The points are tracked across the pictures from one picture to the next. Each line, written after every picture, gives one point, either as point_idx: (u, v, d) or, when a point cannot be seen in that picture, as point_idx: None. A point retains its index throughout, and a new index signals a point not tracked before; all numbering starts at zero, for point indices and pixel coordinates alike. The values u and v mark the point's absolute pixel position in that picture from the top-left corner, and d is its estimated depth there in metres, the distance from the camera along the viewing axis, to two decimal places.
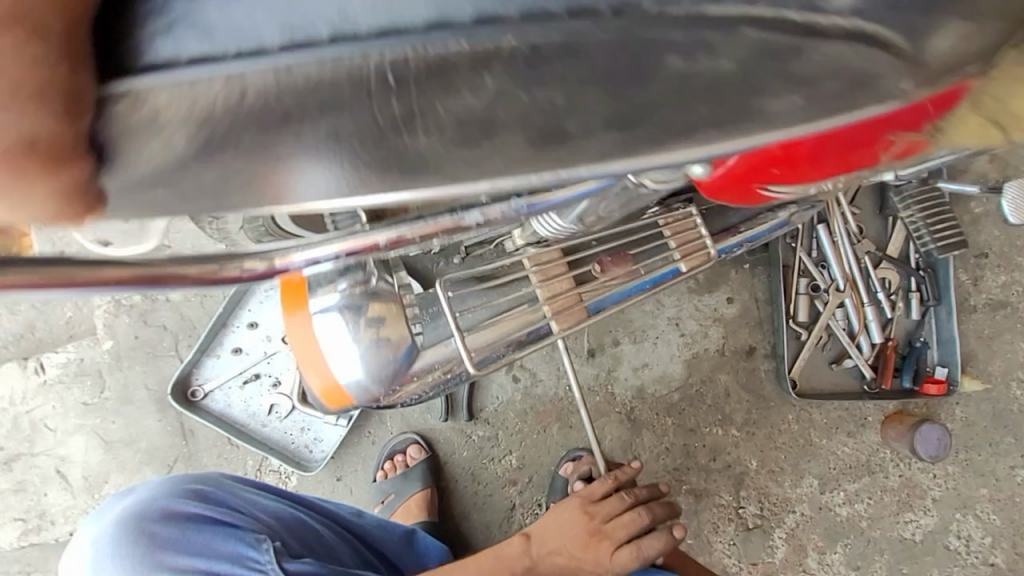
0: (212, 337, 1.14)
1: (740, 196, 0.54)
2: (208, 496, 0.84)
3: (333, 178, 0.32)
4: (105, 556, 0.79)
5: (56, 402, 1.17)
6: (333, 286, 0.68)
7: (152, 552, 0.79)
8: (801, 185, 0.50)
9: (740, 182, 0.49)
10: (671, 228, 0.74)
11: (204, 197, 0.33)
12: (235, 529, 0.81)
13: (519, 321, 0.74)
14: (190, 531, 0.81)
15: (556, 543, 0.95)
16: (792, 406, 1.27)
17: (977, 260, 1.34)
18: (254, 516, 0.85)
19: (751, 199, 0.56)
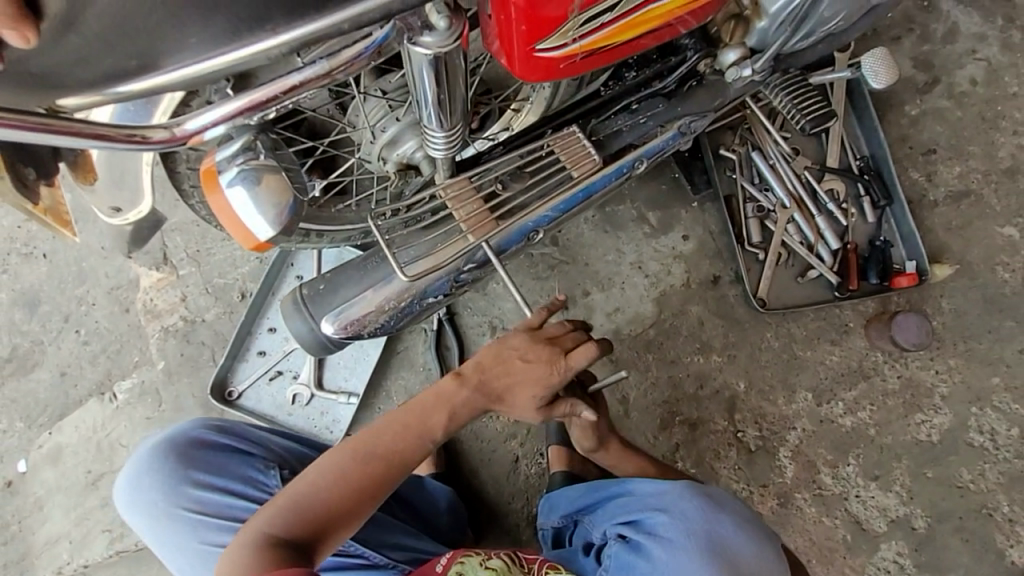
0: (240, 343, 1.35)
1: (539, 74, 0.62)
2: (228, 429, 1.02)
3: (227, 45, 0.56)
4: (148, 471, 0.98)
5: (126, 424, 1.40)
6: (231, 161, 0.72)
7: (187, 470, 0.98)
8: (563, 36, 0.59)
9: (509, 46, 0.59)
10: (561, 147, 0.91)
11: (152, 68, 0.57)
12: (249, 456, 1.00)
13: (447, 248, 0.89)
14: (216, 454, 0.99)
15: (502, 372, 0.92)
16: (769, 323, 1.31)
17: (925, 157, 1.39)
18: (265, 446, 1.03)
19: (556, 75, 0.63)
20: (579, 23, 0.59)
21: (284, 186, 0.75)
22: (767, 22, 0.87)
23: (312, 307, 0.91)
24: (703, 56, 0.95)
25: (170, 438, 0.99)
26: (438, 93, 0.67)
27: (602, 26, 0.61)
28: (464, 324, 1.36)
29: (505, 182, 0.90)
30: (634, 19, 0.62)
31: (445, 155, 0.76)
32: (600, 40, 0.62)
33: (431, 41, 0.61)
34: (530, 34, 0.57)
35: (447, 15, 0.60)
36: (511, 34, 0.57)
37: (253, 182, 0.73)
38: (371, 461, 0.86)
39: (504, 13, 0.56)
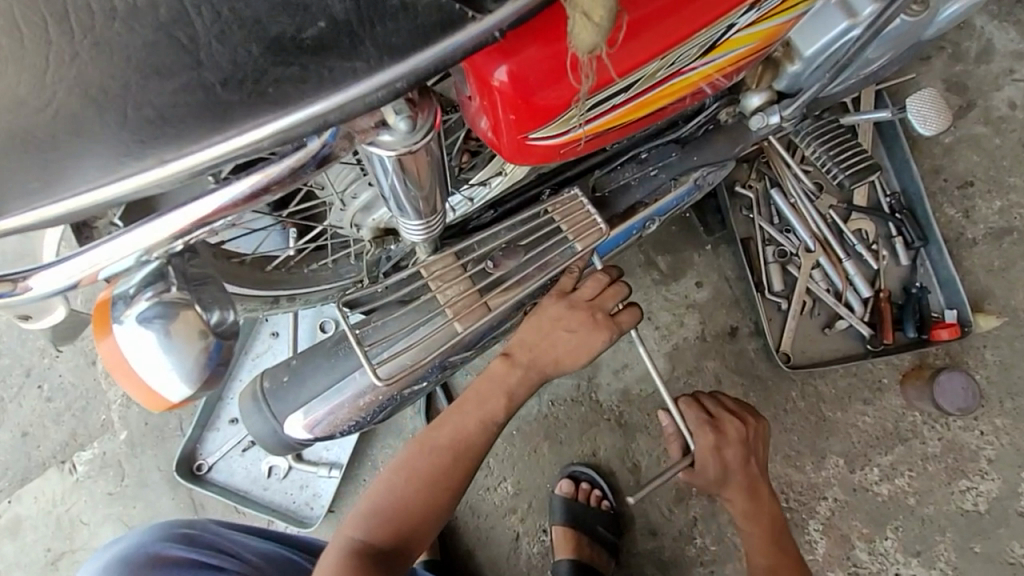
0: (209, 411, 1.22)
1: (536, 160, 0.53)
2: (197, 540, 0.88)
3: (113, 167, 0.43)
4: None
5: (88, 497, 1.27)
6: (138, 295, 0.50)
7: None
8: (565, 123, 0.50)
9: (498, 133, 0.49)
10: (560, 212, 0.79)
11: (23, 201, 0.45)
12: (219, 572, 0.85)
13: (428, 336, 0.76)
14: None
15: (547, 348, 0.80)
16: (794, 380, 1.20)
17: (961, 190, 1.26)
18: (240, 559, 0.88)
19: (555, 160, 0.54)
20: (585, 108, 0.50)
21: (206, 327, 0.52)
22: (801, 67, 0.74)
23: (274, 404, 0.79)
24: (724, 103, 0.82)
25: (124, 560, 0.83)
26: (403, 178, 0.52)
27: (613, 108, 0.52)
28: (458, 384, 1.23)
29: (495, 258, 0.78)
30: (649, 96, 0.54)
31: (422, 238, 0.65)
32: (609, 121, 0.54)
33: (388, 139, 0.48)
34: (522, 123, 0.48)
35: (409, 112, 0.47)
36: (500, 123, 0.48)
37: (164, 323, 0.50)
38: (438, 454, 0.80)
39: (491, 100, 0.46)
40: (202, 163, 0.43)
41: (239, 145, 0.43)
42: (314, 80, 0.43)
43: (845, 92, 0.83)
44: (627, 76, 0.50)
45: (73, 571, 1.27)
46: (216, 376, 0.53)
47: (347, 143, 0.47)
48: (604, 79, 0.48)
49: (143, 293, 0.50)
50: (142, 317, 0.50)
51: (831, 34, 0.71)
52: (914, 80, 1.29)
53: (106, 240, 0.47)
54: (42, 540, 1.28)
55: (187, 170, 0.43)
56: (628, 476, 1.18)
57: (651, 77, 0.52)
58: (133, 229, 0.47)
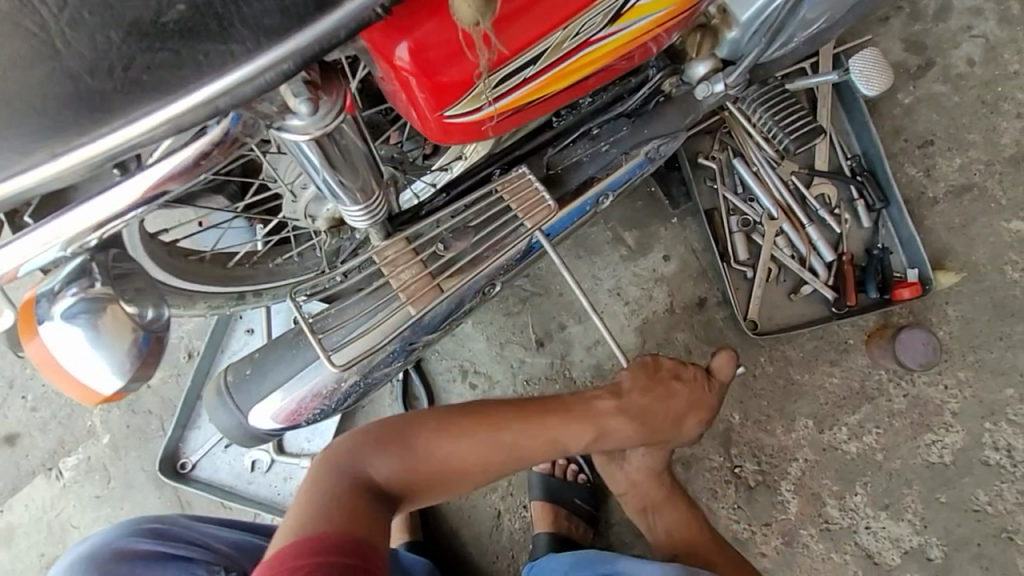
0: (189, 410, 1.24)
1: (457, 138, 0.53)
2: (164, 533, 0.89)
3: (7, 163, 0.44)
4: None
5: (75, 502, 1.29)
6: (62, 291, 0.51)
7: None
8: (476, 99, 0.51)
9: (414, 112, 0.51)
10: (508, 191, 0.79)
11: None
12: (189, 563, 0.86)
13: (384, 322, 0.77)
14: (146, 567, 0.84)
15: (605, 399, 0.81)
16: (762, 347, 1.22)
17: (921, 150, 1.27)
18: (209, 549, 0.89)
19: (476, 137, 0.55)
20: (495, 82, 0.51)
21: (133, 323, 0.53)
22: (738, 33, 0.75)
23: (237, 396, 0.80)
24: (667, 74, 0.83)
25: (92, 555, 0.83)
26: (333, 171, 0.56)
27: (525, 81, 0.53)
28: (434, 370, 1.25)
29: (447, 240, 0.78)
30: (561, 68, 0.55)
31: (367, 224, 0.65)
32: (525, 95, 0.55)
33: (297, 121, 0.49)
34: (430, 100, 0.49)
35: (309, 96, 0.48)
36: (410, 100, 0.49)
37: (90, 318, 0.51)
38: (495, 454, 0.82)
39: (401, 79, 0.48)
40: (101, 152, 0.44)
41: (130, 135, 0.43)
42: (213, 67, 0.43)
43: (787, 56, 0.83)
44: (534, 48, 0.51)
45: None
46: (148, 364, 0.54)
47: (250, 128, 0.48)
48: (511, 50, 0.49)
49: (67, 290, 0.51)
50: (66, 314, 0.50)
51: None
52: (871, 41, 1.29)
53: (16, 238, 0.48)
54: (35, 547, 1.30)
55: (85, 160, 0.44)
56: None
57: (557, 50, 0.53)
58: (43, 223, 0.48)
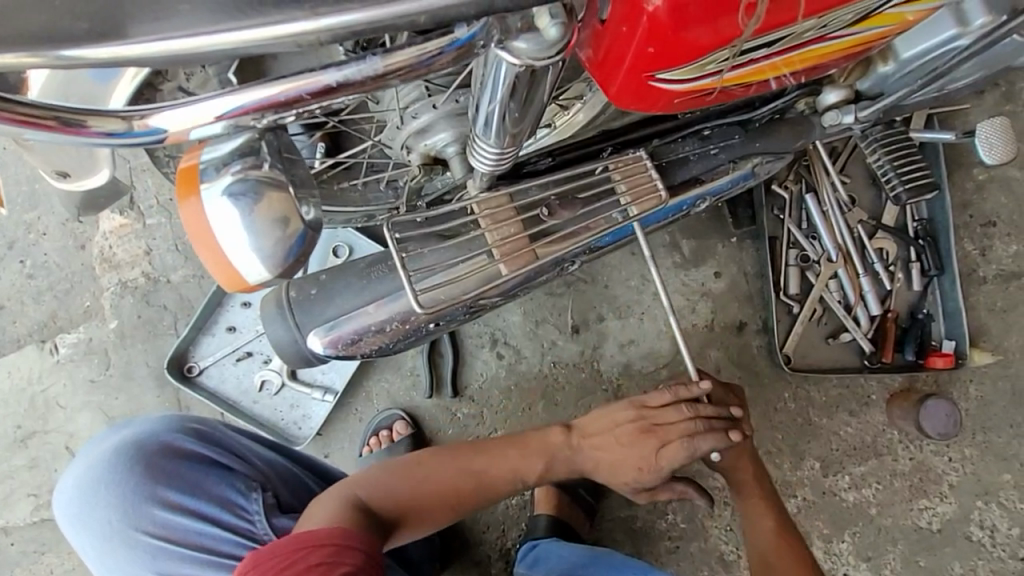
0: (208, 315, 1.19)
1: (646, 102, 0.52)
2: (210, 438, 0.87)
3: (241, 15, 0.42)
4: (106, 480, 0.81)
5: (66, 381, 1.24)
6: (226, 166, 0.50)
7: (154, 484, 0.82)
8: (700, 68, 0.49)
9: (620, 63, 0.48)
10: (621, 172, 0.77)
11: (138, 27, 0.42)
12: (229, 473, 0.84)
13: (467, 275, 0.75)
14: (190, 468, 0.83)
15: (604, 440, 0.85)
16: (789, 383, 1.23)
17: (984, 229, 1.29)
18: (249, 463, 0.87)
19: (669, 106, 0.53)
20: (733, 53, 0.48)
21: (294, 211, 0.52)
22: (893, 68, 0.74)
23: (298, 314, 0.77)
24: (804, 94, 0.81)
25: (138, 444, 0.83)
26: (506, 105, 0.52)
27: (752, 61, 0.51)
28: (464, 332, 1.23)
29: (551, 205, 0.76)
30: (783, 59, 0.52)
31: (490, 169, 0.63)
32: (738, 76, 0.52)
33: (525, 47, 0.45)
34: (660, 58, 0.46)
35: (562, 19, 0.44)
36: (633, 53, 0.46)
37: (251, 203, 0.50)
38: (463, 474, 0.85)
39: (636, 25, 0.44)
40: (338, 27, 0.41)
41: (376, 18, 0.41)
42: None
43: (921, 106, 0.83)
44: (774, 33, 0.48)
45: (41, 451, 1.24)
46: (295, 264, 0.54)
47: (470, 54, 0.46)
48: (762, 27, 0.46)
49: (231, 167, 0.50)
50: (229, 192, 0.50)
51: (935, 40, 0.70)
52: (965, 111, 1.29)
53: (215, 95, 0.46)
54: (12, 418, 1.25)
55: (316, 31, 0.42)
56: None
57: (798, 37, 0.50)
58: (245, 88, 0.46)
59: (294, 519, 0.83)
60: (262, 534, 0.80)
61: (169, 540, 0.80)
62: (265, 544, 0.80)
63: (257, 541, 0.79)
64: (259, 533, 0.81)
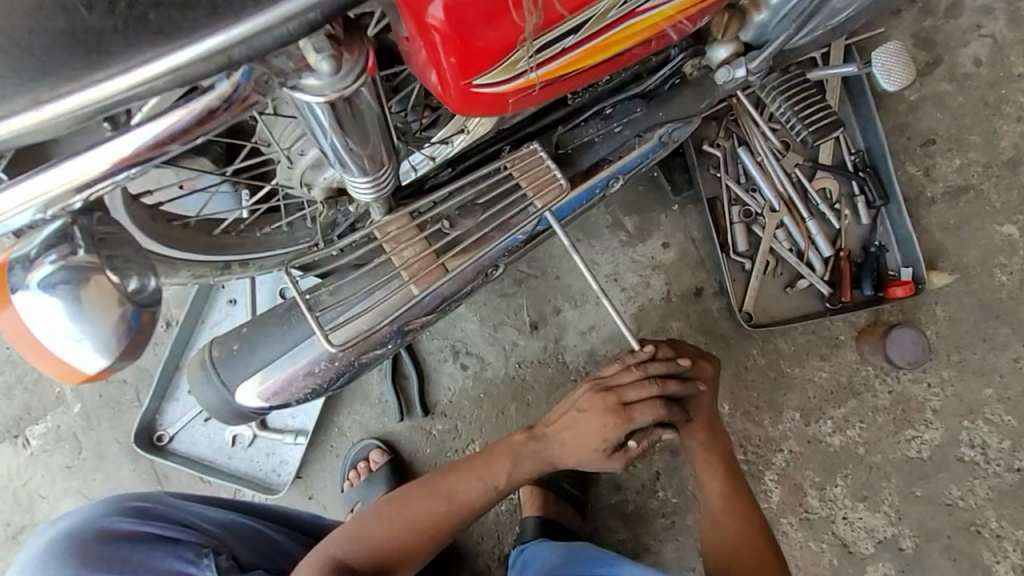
0: (168, 381, 1.20)
1: (484, 108, 0.53)
2: (150, 513, 0.87)
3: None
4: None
5: (43, 472, 1.24)
6: (38, 259, 0.50)
7: (92, 573, 0.79)
8: (512, 67, 0.51)
9: (435, 76, 0.50)
10: (519, 168, 0.76)
11: None
12: (176, 545, 0.84)
13: (382, 302, 0.74)
14: (134, 548, 0.83)
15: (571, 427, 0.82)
16: (755, 339, 1.22)
17: (923, 149, 1.27)
18: (199, 531, 0.87)
19: (505, 107, 0.55)
20: (534, 50, 0.51)
21: (120, 297, 0.52)
22: (767, 15, 0.73)
23: (225, 372, 0.76)
24: (689, 55, 0.80)
25: (76, 535, 0.82)
26: (344, 136, 0.54)
27: (564, 51, 0.54)
28: (424, 350, 1.23)
29: (452, 218, 0.76)
30: (598, 42, 0.55)
31: (372, 196, 0.64)
32: (558, 68, 0.54)
33: (316, 80, 0.47)
34: (466, 66, 0.49)
35: (331, 53, 0.46)
36: (441, 66, 0.49)
37: (72, 288, 0.49)
38: (434, 504, 0.88)
39: (430, 41, 0.47)
40: (82, 110, 0.42)
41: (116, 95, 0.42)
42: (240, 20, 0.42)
43: (812, 43, 0.81)
44: (571, 18, 0.51)
45: None
46: (136, 342, 0.52)
47: (263, 85, 0.47)
48: (552, 18, 0.50)
49: (45, 257, 0.50)
50: (46, 283, 0.49)
51: None
52: (883, 34, 1.27)
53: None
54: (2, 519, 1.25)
55: (75, 110, 0.42)
56: None
57: (601, 18, 0.53)
58: (30, 179, 0.48)
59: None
60: None
61: None
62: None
63: None
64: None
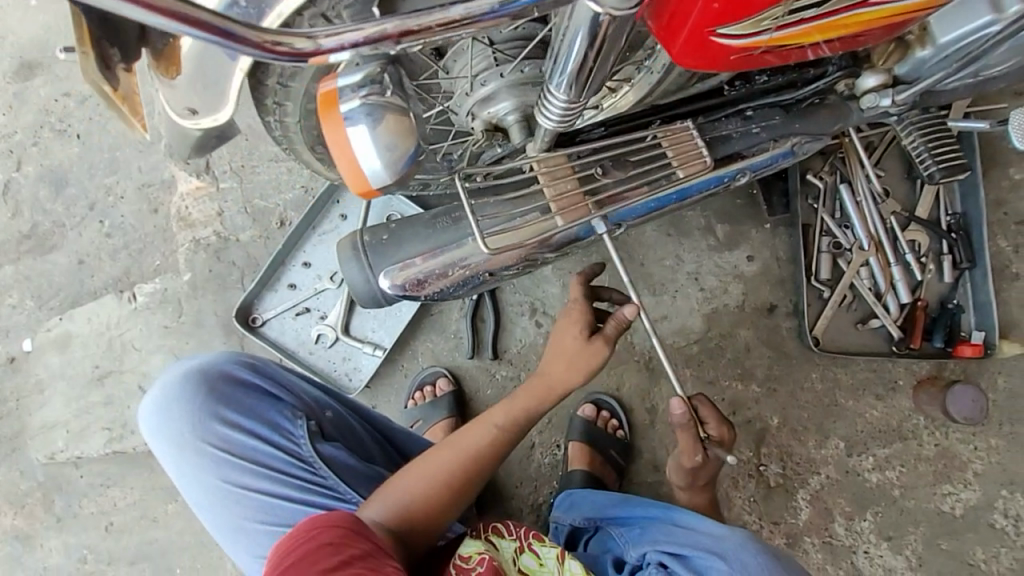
0: (272, 272, 1.31)
1: (708, 56, 0.58)
2: (261, 369, 0.92)
3: None
4: (176, 399, 0.88)
5: (141, 327, 1.35)
6: (357, 91, 0.62)
7: (215, 405, 0.88)
8: (756, 24, 0.55)
9: (690, 14, 0.54)
10: (669, 140, 0.84)
11: None
12: (278, 402, 0.90)
13: (522, 227, 0.83)
14: (247, 394, 0.89)
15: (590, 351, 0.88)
16: (817, 365, 1.28)
17: (1018, 226, 1.31)
18: (296, 395, 0.92)
19: (722, 63, 0.60)
20: (784, 11, 0.54)
21: (406, 132, 0.63)
22: (931, 52, 0.80)
23: (372, 256, 0.85)
24: (845, 75, 0.87)
25: (201, 372, 0.89)
26: (585, 53, 0.59)
27: (800, 22, 0.56)
28: (505, 300, 1.31)
29: (606, 167, 0.84)
30: (837, 22, 0.58)
31: (553, 126, 0.69)
32: (789, 36, 0.58)
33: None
34: (722, 10, 0.52)
35: None
36: (698, 8, 0.53)
37: (374, 120, 0.61)
38: (447, 467, 0.85)
39: None
40: None
41: None
42: None
43: (961, 91, 0.87)
44: None
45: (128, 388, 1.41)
46: (406, 174, 0.64)
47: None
48: None
49: (358, 92, 0.62)
50: (353, 112, 0.61)
51: (970, 26, 0.77)
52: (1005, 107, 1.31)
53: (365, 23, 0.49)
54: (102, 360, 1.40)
55: None
56: (644, 414, 1.27)
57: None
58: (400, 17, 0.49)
59: (337, 448, 0.89)
60: (307, 457, 0.87)
61: (224, 454, 0.87)
62: (309, 465, 0.86)
63: (303, 462, 0.86)
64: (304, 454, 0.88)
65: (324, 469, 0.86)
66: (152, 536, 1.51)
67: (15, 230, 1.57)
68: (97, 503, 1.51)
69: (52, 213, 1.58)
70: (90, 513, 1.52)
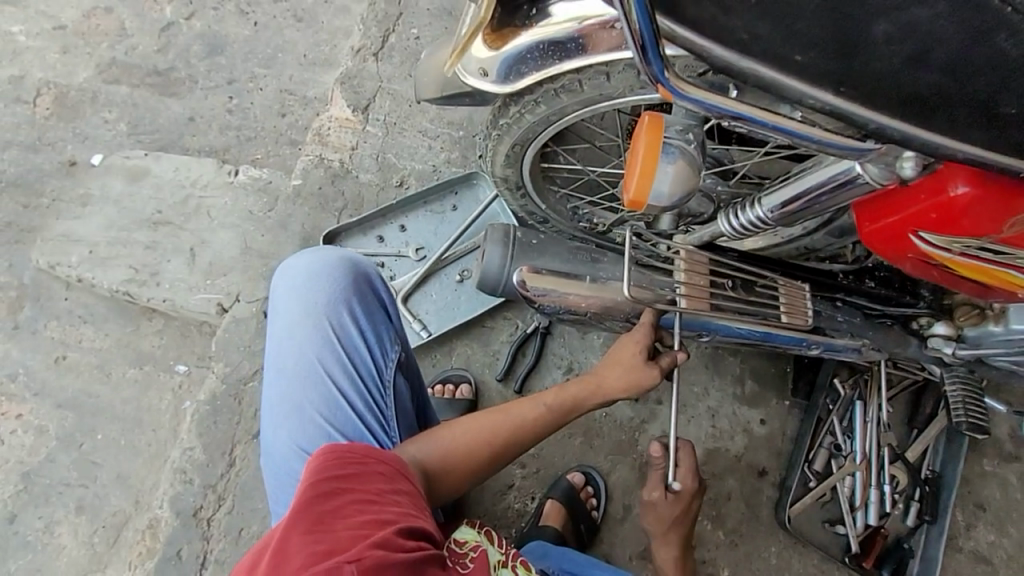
0: (372, 219, 1.39)
1: (898, 244, 0.77)
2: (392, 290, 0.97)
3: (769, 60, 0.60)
4: (328, 270, 0.92)
5: (227, 201, 1.47)
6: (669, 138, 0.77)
7: (351, 294, 0.91)
8: (948, 243, 0.73)
9: (903, 212, 0.73)
10: (787, 290, 1.00)
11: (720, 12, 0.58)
12: (390, 324, 0.94)
13: (643, 290, 0.93)
14: (374, 301, 0.93)
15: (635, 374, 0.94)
16: (777, 541, 1.39)
17: (974, 507, 1.48)
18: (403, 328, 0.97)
19: (906, 254, 0.78)
20: (973, 245, 0.72)
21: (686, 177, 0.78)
22: (1000, 329, 0.99)
23: (517, 251, 0.98)
24: (929, 314, 1.06)
25: (350, 262, 0.93)
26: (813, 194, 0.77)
27: (977, 257, 0.74)
28: (550, 347, 1.39)
29: (736, 283, 0.98)
30: (994, 270, 0.75)
31: (729, 229, 0.87)
32: (961, 262, 0.76)
33: (874, 170, 0.69)
34: (930, 220, 0.71)
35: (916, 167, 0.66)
36: (915, 210, 0.71)
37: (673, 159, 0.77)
38: (493, 435, 0.87)
39: (933, 195, 0.69)
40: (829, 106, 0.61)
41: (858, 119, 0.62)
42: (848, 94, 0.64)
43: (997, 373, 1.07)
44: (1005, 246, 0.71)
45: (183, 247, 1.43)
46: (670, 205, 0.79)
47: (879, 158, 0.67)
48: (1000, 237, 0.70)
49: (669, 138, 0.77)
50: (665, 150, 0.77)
51: None
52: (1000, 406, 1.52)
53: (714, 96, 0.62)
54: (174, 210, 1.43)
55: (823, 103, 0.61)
56: (619, 508, 1.31)
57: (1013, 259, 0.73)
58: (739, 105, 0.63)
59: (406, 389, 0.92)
60: (386, 381, 0.90)
61: (328, 336, 0.89)
62: (383, 389, 0.89)
63: (381, 383, 0.89)
64: (384, 376, 0.91)
65: (391, 402, 0.89)
66: (94, 391, 1.41)
67: (153, 63, 1.61)
68: (62, 332, 1.44)
69: (194, 67, 1.62)
70: (49, 337, 1.44)
